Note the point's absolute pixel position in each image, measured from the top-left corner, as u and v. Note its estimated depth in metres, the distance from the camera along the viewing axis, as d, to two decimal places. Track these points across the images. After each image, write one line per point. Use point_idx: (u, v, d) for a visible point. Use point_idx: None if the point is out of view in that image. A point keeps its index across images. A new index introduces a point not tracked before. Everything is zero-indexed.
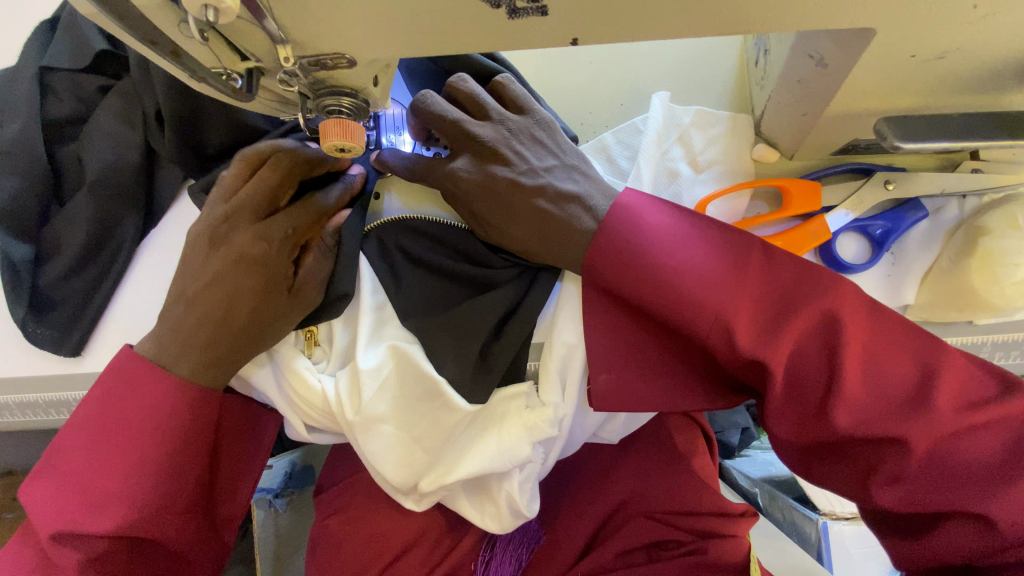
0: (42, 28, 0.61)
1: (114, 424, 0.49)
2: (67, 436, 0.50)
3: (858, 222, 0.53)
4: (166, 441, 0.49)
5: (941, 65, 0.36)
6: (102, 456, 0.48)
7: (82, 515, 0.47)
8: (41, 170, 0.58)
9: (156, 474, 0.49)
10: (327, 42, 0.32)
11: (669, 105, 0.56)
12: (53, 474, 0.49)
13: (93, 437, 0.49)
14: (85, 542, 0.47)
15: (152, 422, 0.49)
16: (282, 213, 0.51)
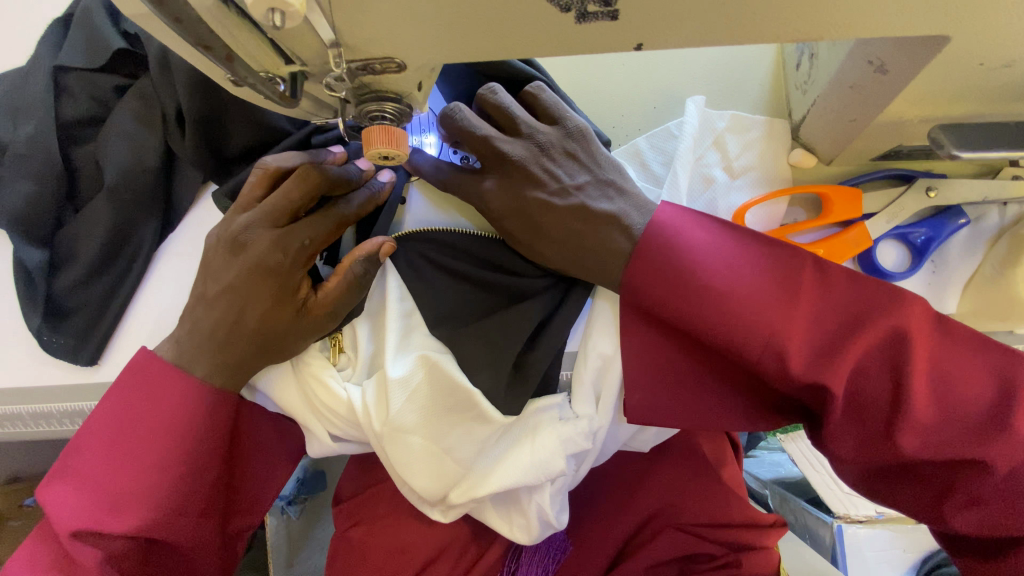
0: (55, 26, 0.59)
1: (134, 423, 0.48)
2: (84, 436, 0.48)
3: (898, 229, 0.52)
4: (189, 443, 0.48)
5: (1007, 73, 0.35)
6: (122, 454, 0.47)
7: (102, 517, 0.46)
8: (57, 173, 0.56)
9: (177, 476, 0.47)
10: (381, 46, 0.31)
11: (704, 109, 0.54)
12: (71, 475, 0.48)
13: (111, 438, 0.47)
14: (103, 542, 0.46)
15: (173, 421, 0.48)
16: (302, 226, 0.48)
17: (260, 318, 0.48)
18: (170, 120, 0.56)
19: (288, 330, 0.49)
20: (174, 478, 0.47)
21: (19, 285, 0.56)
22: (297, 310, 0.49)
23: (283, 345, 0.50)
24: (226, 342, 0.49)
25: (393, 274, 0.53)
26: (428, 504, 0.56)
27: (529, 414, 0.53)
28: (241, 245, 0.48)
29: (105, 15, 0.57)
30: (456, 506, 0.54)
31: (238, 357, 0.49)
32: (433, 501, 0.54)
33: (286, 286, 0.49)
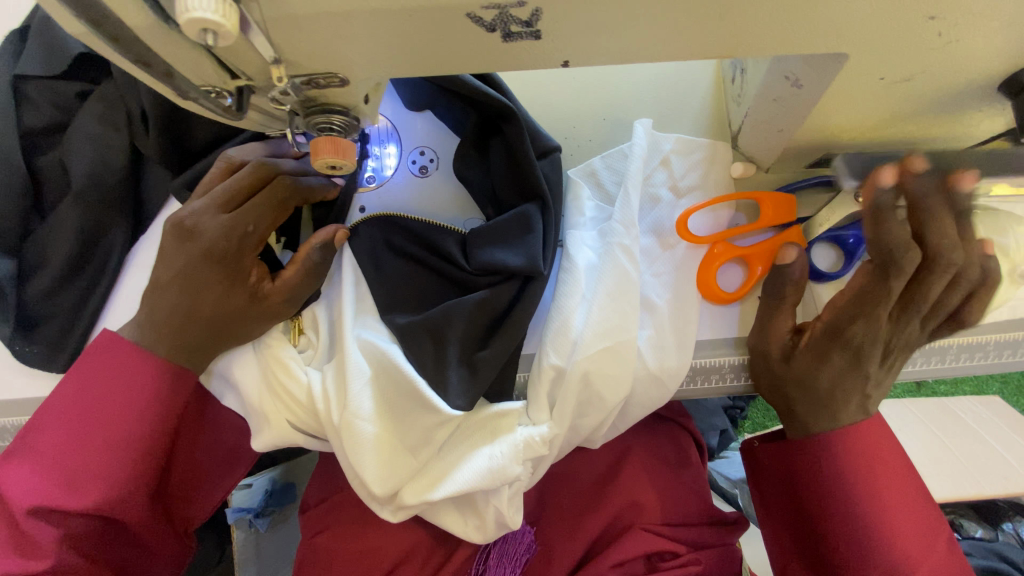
0: (11, 37, 0.59)
1: (93, 404, 0.48)
2: (41, 415, 0.48)
3: (831, 232, 0.55)
4: (150, 420, 0.49)
5: (908, 86, 0.39)
6: (79, 434, 0.47)
7: (57, 495, 0.46)
8: (19, 180, 0.56)
9: (138, 453, 0.48)
10: (321, 63, 0.32)
11: (651, 132, 0.57)
12: (26, 455, 0.47)
13: (67, 417, 0.48)
14: (62, 520, 0.46)
15: (135, 404, 0.49)
16: (249, 210, 0.50)
17: (215, 303, 0.50)
18: (136, 121, 0.55)
19: (245, 317, 0.52)
20: (135, 460, 0.48)
21: None
22: (250, 296, 0.51)
23: (244, 332, 0.53)
24: (181, 325, 0.50)
25: (348, 260, 0.57)
26: (379, 504, 0.55)
27: (475, 415, 0.55)
28: (192, 233, 0.50)
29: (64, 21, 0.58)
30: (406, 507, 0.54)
31: (195, 338, 0.50)
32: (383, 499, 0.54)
33: (237, 270, 0.51)
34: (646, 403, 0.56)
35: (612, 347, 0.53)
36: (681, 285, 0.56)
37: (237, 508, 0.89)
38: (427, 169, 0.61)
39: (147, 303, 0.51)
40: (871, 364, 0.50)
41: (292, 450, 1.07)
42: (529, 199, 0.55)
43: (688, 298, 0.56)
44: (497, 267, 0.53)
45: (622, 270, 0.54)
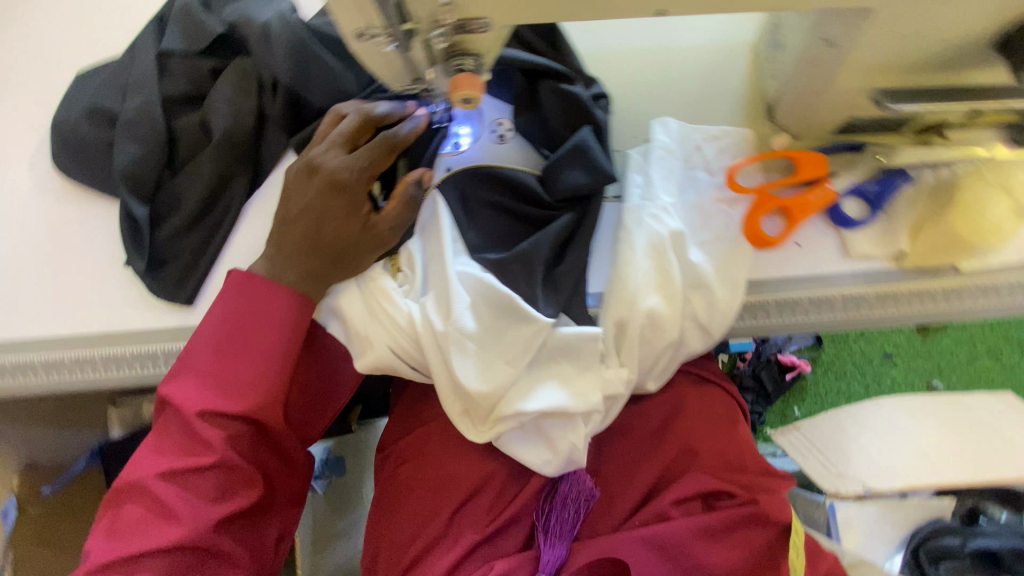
0: (154, 24, 0.70)
1: (242, 326, 0.57)
2: (198, 338, 0.57)
3: (854, 187, 0.65)
4: (290, 339, 0.58)
5: (921, 41, 0.49)
6: (234, 349, 0.57)
7: (222, 399, 0.55)
8: (162, 137, 0.65)
9: (280, 365, 0.57)
10: (479, 6, 0.42)
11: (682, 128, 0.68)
12: (190, 372, 0.56)
13: (222, 338, 0.57)
14: (226, 423, 0.55)
15: (277, 321, 0.57)
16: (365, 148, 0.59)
17: (337, 229, 0.59)
18: (266, 87, 0.65)
19: (359, 246, 0.60)
20: (279, 366, 0.57)
21: (125, 236, 0.65)
22: (363, 224, 0.60)
23: (356, 262, 0.61)
24: (309, 250, 0.59)
25: (441, 205, 0.65)
26: (468, 425, 0.65)
27: (553, 340, 0.64)
28: (316, 169, 0.60)
29: (204, 9, 0.68)
30: (500, 420, 0.63)
31: (319, 264, 0.59)
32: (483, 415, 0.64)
33: (353, 201, 0.60)
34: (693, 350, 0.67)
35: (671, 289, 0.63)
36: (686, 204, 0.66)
37: None
38: (505, 137, 0.70)
39: (278, 236, 0.60)
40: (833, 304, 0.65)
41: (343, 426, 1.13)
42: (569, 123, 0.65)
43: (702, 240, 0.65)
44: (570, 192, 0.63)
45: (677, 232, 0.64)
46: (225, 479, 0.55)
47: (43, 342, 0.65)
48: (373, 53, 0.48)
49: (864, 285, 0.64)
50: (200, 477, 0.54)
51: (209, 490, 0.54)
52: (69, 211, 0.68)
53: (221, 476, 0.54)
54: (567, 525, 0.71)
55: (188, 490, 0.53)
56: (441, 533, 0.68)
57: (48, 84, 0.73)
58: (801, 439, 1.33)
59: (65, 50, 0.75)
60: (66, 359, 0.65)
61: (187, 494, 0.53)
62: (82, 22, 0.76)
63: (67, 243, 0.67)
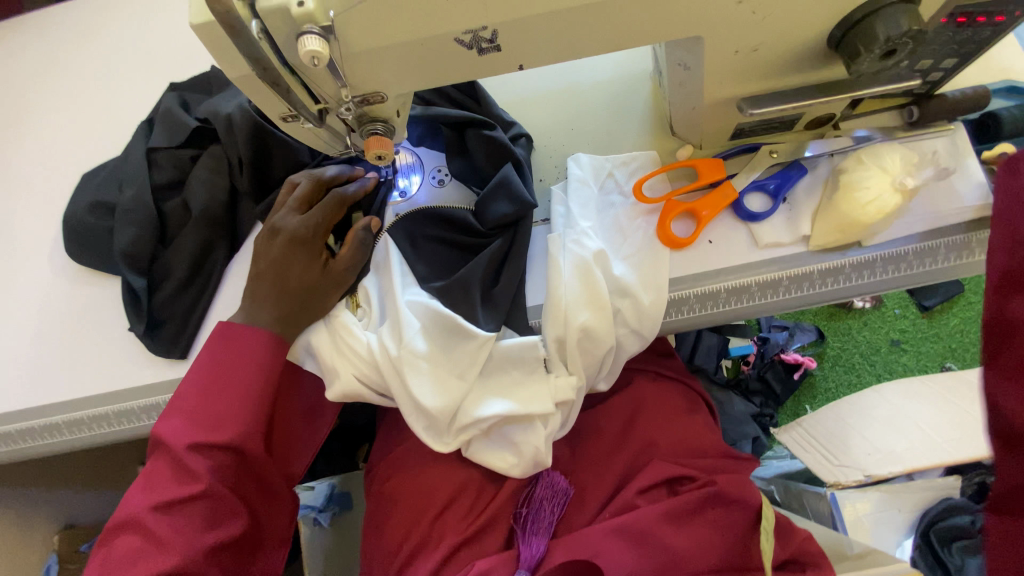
0: (145, 127, 0.83)
1: (225, 367, 0.66)
2: (187, 381, 0.66)
3: (756, 182, 0.71)
4: (267, 376, 0.67)
5: (758, 55, 0.56)
6: (216, 391, 0.65)
7: (208, 434, 0.64)
8: (153, 218, 0.77)
9: (258, 401, 0.66)
10: (370, 84, 0.52)
11: (593, 160, 0.76)
12: (180, 411, 0.65)
13: (207, 380, 0.66)
14: (211, 455, 0.64)
15: (252, 365, 0.66)
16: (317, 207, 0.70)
17: (301, 278, 0.69)
18: (235, 166, 0.77)
19: (323, 289, 0.70)
20: (258, 402, 0.66)
21: (127, 305, 0.76)
22: (322, 269, 0.70)
23: (321, 303, 0.70)
24: (279, 299, 0.68)
25: (390, 244, 0.74)
26: (434, 436, 0.72)
27: (500, 350, 0.71)
28: (278, 230, 0.70)
29: (183, 109, 0.82)
30: (463, 429, 0.70)
31: (290, 309, 0.69)
32: (446, 428, 0.71)
33: (313, 251, 0.70)
34: (630, 348, 0.72)
35: (598, 302, 0.68)
36: (606, 227, 0.73)
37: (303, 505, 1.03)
38: (444, 181, 0.80)
39: (251, 292, 0.70)
40: (753, 290, 0.70)
41: (349, 462, 1.20)
42: (491, 162, 0.75)
43: (624, 255, 0.71)
44: (497, 222, 0.72)
45: (603, 250, 0.70)
46: (210, 507, 0.63)
47: (67, 403, 0.76)
48: (300, 130, 0.57)
49: (776, 268, 0.70)
50: (189, 505, 0.62)
51: (196, 518, 0.62)
52: (84, 289, 0.80)
53: (207, 504, 0.63)
54: (544, 523, 0.74)
55: (178, 519, 0.62)
56: (426, 536, 0.73)
57: (64, 186, 0.87)
58: (802, 436, 1.34)
59: (76, 155, 0.89)
60: (85, 416, 0.76)
61: (177, 523, 0.62)
62: (89, 130, 0.90)
63: (82, 317, 0.79)
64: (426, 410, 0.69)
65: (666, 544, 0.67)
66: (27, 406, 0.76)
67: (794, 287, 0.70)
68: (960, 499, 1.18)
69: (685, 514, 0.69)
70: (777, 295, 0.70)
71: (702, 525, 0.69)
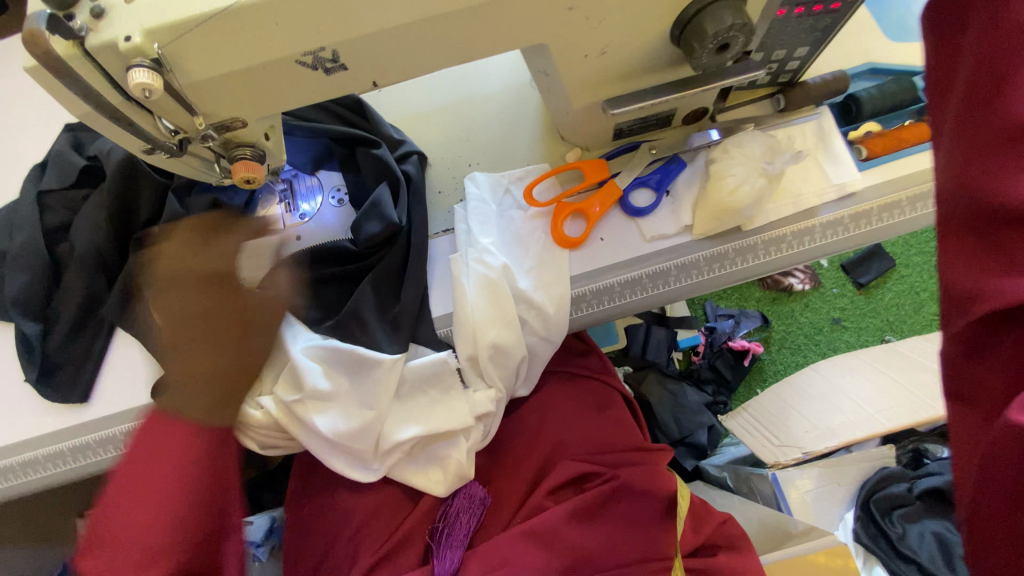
0: (35, 171, 0.82)
1: (148, 481, 0.55)
2: (107, 508, 0.55)
3: (639, 179, 0.73)
4: (188, 481, 0.56)
5: (608, 57, 0.59)
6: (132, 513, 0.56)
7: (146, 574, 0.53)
8: (44, 262, 0.76)
9: (178, 517, 0.55)
10: (225, 110, 0.53)
11: (488, 176, 0.77)
12: (99, 548, 0.55)
13: (134, 498, 0.55)
14: None
15: (187, 472, 0.56)
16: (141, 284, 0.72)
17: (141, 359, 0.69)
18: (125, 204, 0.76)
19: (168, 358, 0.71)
20: (182, 520, 0.55)
21: (21, 353, 0.74)
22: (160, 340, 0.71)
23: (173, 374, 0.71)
24: None
25: None
26: (362, 467, 0.72)
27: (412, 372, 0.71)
28: None
29: (73, 150, 0.81)
30: (388, 453, 0.71)
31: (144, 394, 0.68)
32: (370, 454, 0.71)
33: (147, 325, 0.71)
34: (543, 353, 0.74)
35: (505, 317, 0.70)
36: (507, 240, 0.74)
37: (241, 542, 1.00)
38: (343, 201, 0.80)
39: None
40: (641, 282, 0.72)
41: None
42: (382, 180, 0.76)
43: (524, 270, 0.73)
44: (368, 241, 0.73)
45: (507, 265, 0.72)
46: None
47: None
48: (167, 162, 0.58)
49: (664, 260, 0.72)
50: None
51: None
52: None
53: None
54: (459, 535, 0.74)
55: None
56: (339, 559, 0.73)
57: None
58: (748, 421, 1.36)
59: None
60: None
61: None
62: None
63: None
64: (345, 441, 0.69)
65: (575, 543, 0.70)
66: None
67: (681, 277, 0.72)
68: (896, 468, 1.21)
69: (593, 510, 0.72)
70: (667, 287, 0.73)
71: (610, 521, 0.73)
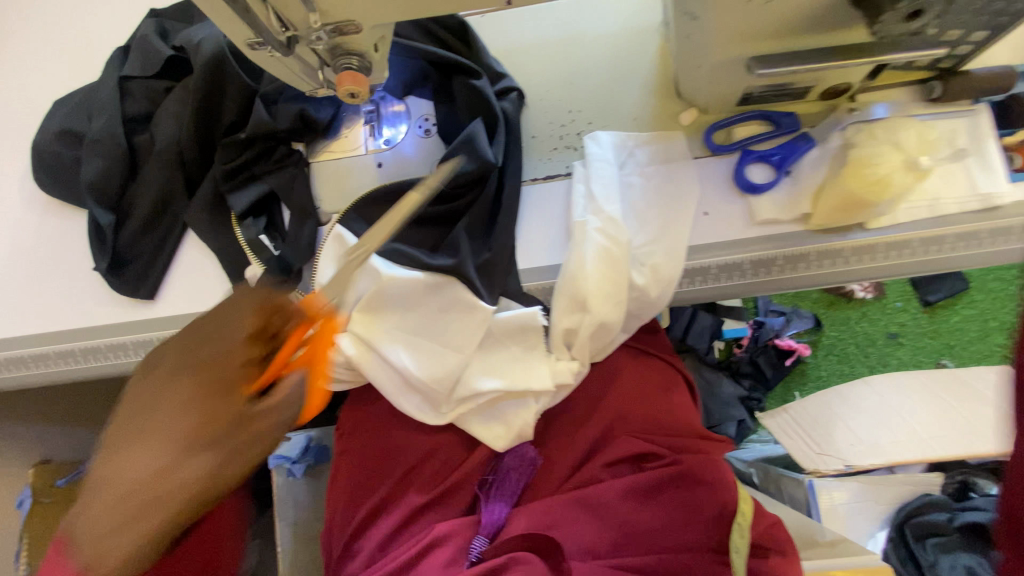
0: (118, 53, 0.78)
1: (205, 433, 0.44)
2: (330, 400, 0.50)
3: (760, 153, 0.67)
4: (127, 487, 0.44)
5: (775, 9, 0.51)
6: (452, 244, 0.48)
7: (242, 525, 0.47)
8: (122, 151, 0.73)
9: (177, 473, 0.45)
10: (343, 10, 0.48)
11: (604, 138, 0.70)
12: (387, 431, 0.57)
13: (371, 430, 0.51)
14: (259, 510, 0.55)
15: None
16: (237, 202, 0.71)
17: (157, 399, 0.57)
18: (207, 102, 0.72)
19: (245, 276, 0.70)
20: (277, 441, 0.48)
21: (93, 241, 0.73)
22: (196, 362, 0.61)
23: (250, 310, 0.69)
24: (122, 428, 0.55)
25: (347, 235, 0.68)
26: (427, 414, 0.71)
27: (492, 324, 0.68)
28: None
29: (157, 37, 0.77)
30: (457, 405, 0.71)
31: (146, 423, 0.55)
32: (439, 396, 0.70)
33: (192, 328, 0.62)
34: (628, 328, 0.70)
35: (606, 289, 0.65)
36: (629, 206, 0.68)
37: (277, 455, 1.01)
38: (430, 131, 0.75)
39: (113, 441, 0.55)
40: (744, 265, 0.66)
41: (329, 416, 1.18)
42: (478, 116, 0.70)
43: (640, 244, 0.67)
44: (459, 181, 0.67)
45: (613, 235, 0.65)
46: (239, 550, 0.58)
47: (33, 338, 0.74)
48: (268, 60, 0.53)
49: (772, 246, 0.65)
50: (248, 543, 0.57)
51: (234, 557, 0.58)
52: (54, 222, 0.77)
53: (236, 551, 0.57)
54: (507, 491, 0.75)
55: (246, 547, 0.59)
56: (386, 499, 0.73)
57: (35, 112, 0.82)
58: (788, 422, 1.31)
59: (47, 76, 0.84)
60: (53, 351, 0.74)
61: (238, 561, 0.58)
62: (62, 52, 0.85)
63: (51, 251, 0.76)
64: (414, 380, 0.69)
65: (627, 519, 0.70)
66: None
67: (790, 267, 0.66)
68: (940, 496, 1.16)
69: (650, 491, 0.71)
70: (773, 277, 0.67)
71: (663, 504, 0.70)
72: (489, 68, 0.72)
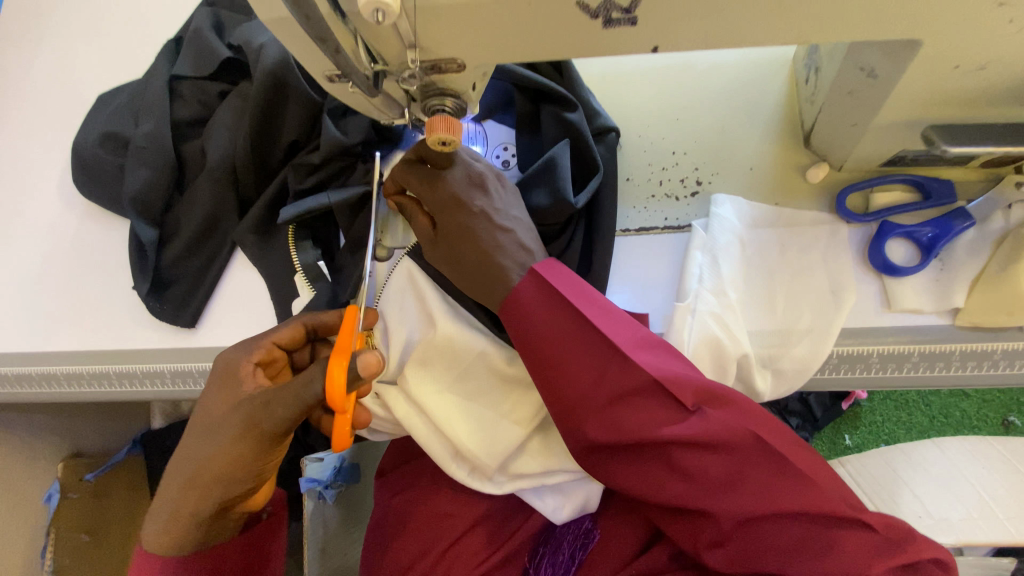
0: (169, 47, 0.71)
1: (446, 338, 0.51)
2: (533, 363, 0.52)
3: (905, 228, 0.56)
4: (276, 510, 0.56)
5: (979, 77, 0.41)
6: (562, 307, 0.51)
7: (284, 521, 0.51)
8: (169, 160, 0.66)
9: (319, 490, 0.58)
10: (450, 49, 0.39)
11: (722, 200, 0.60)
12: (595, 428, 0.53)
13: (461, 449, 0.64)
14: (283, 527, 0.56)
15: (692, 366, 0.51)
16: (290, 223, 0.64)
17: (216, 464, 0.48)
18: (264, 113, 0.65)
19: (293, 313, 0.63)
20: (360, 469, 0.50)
21: (134, 258, 0.67)
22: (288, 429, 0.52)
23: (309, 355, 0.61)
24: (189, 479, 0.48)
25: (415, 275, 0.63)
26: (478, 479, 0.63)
27: None
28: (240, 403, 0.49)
29: (213, 33, 0.69)
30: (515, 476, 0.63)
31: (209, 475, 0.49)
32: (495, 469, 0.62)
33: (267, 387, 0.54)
34: None
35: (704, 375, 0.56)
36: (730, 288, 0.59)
37: (309, 478, 0.87)
38: (508, 163, 0.65)
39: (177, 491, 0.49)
40: (872, 358, 0.56)
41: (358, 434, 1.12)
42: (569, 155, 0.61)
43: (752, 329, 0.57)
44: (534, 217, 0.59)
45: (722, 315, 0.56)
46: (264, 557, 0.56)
47: (63, 357, 0.68)
48: (347, 94, 0.44)
49: (909, 341, 0.55)
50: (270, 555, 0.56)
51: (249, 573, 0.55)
52: (91, 230, 0.71)
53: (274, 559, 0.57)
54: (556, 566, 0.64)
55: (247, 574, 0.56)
56: (430, 568, 0.66)
57: (79, 105, 0.75)
58: None
59: (94, 66, 0.77)
60: (82, 372, 0.68)
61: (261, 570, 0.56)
62: (112, 41, 0.78)
63: (86, 263, 0.70)
64: (470, 454, 0.60)
65: None
66: (28, 350, 0.69)
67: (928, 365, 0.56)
68: None
69: None
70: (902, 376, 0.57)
71: None
72: (585, 97, 0.63)
